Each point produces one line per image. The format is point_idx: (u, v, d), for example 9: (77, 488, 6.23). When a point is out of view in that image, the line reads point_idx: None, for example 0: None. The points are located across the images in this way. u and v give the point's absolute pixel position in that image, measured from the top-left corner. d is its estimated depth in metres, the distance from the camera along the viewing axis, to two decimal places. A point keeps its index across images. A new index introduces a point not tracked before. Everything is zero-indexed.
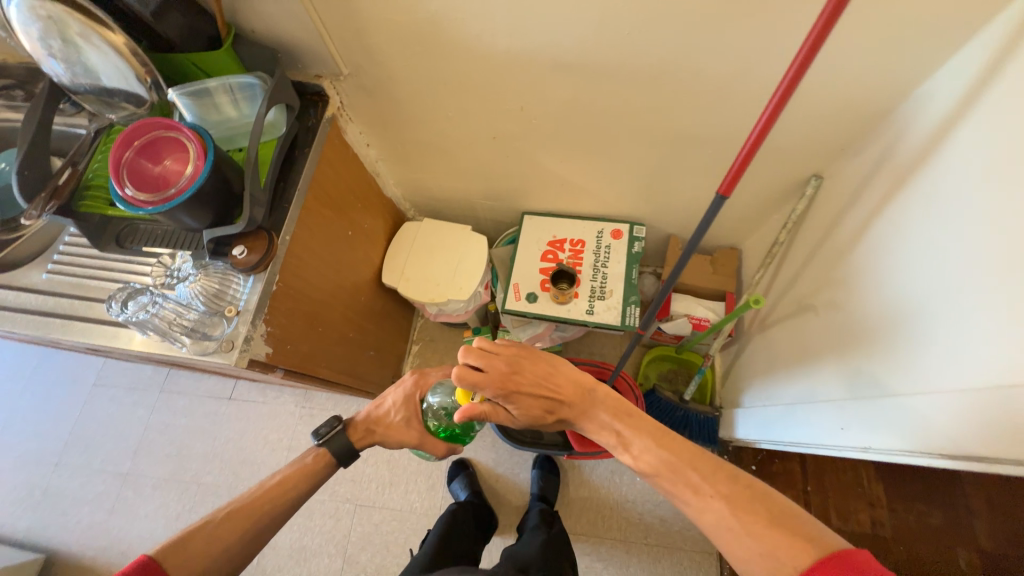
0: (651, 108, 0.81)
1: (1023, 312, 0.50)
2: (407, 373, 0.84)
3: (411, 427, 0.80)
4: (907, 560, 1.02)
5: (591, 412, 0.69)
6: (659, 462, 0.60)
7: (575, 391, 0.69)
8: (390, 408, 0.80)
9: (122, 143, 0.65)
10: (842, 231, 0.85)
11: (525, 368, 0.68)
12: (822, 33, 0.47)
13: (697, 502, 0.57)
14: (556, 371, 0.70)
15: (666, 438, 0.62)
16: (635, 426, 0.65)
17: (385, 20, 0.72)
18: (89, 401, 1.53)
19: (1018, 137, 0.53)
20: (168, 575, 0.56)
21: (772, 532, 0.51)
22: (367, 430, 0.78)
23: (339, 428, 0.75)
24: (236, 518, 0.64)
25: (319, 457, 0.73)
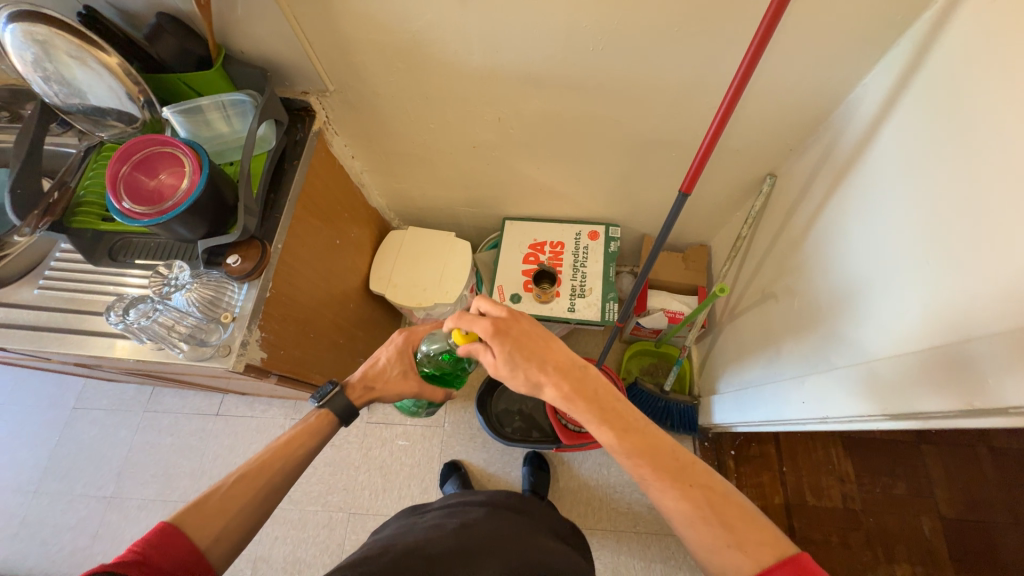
0: (618, 116, 0.89)
1: (942, 281, 0.57)
2: (395, 333, 0.87)
3: (408, 379, 0.85)
4: (875, 528, 1.17)
5: (578, 391, 0.61)
6: (642, 452, 0.56)
7: (563, 367, 0.63)
8: (385, 363, 0.84)
9: (121, 157, 0.68)
10: (795, 223, 0.93)
11: (520, 323, 0.65)
12: (761, 45, 0.55)
13: (672, 491, 0.54)
14: (549, 340, 0.65)
15: (652, 431, 0.59)
16: (619, 414, 0.59)
17: (369, 41, 0.78)
18: (70, 425, 1.50)
19: (930, 132, 0.61)
20: (188, 537, 0.56)
21: (741, 528, 0.50)
22: (366, 388, 0.81)
23: (338, 390, 0.79)
24: (249, 477, 0.64)
25: (323, 418, 0.76)
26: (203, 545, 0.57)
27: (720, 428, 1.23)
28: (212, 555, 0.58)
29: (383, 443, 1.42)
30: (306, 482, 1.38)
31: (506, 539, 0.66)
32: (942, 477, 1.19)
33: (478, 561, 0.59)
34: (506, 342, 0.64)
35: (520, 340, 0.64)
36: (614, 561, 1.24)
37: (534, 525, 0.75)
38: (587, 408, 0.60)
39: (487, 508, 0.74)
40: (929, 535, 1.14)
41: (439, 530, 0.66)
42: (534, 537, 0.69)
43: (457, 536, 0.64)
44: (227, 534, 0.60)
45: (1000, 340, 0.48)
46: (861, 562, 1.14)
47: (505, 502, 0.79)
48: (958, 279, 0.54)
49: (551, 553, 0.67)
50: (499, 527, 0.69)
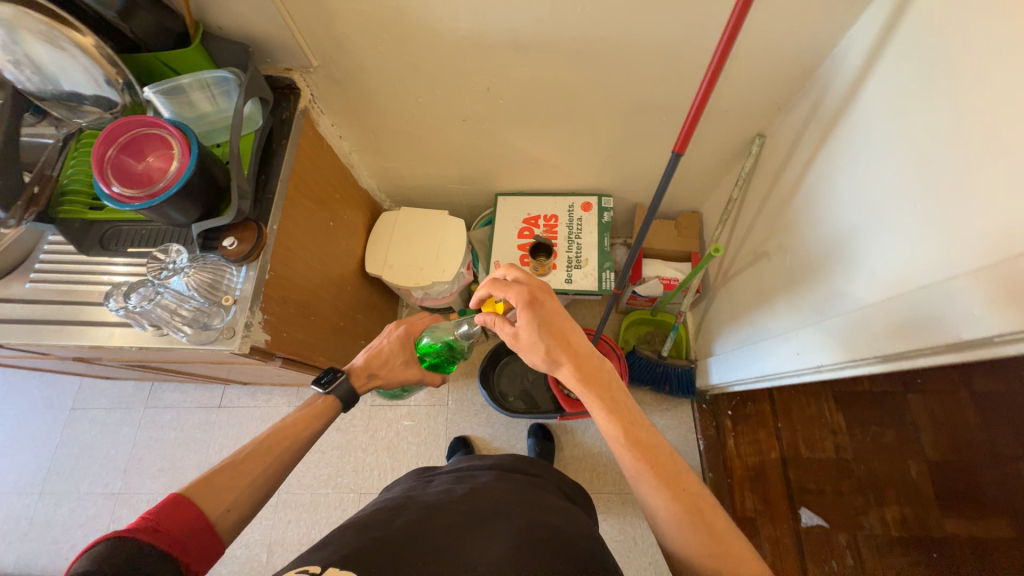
0: (607, 81, 0.88)
1: (926, 228, 0.59)
2: (395, 323, 0.91)
3: (410, 368, 0.88)
4: (866, 475, 1.22)
5: (591, 376, 0.64)
6: (643, 450, 0.58)
7: (580, 351, 0.65)
8: (388, 351, 0.86)
9: (105, 140, 0.66)
10: (784, 181, 0.95)
11: (551, 299, 0.67)
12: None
13: (663, 491, 0.56)
14: (573, 325, 0.66)
15: (653, 433, 0.61)
16: (626, 408, 0.62)
17: (352, 11, 0.76)
18: (70, 425, 1.49)
19: (915, 81, 0.62)
20: (199, 506, 0.57)
21: (724, 541, 0.52)
22: (369, 375, 0.83)
23: (343, 376, 0.79)
24: (256, 457, 0.65)
25: (324, 403, 0.77)
26: (215, 515, 0.58)
27: (716, 388, 1.27)
28: (223, 525, 0.59)
29: (388, 424, 1.44)
30: (315, 467, 1.40)
31: (513, 498, 0.68)
32: None
33: (487, 521, 0.61)
34: (537, 315, 0.65)
35: (550, 316, 0.65)
36: (621, 521, 1.29)
37: (540, 482, 0.77)
38: (596, 395, 0.63)
39: (495, 471, 0.77)
40: (916, 478, 1.16)
41: (448, 494, 0.69)
42: (540, 494, 0.72)
43: (465, 499, 0.67)
44: (238, 505, 0.61)
45: (971, 278, 0.51)
46: (853, 506, 1.21)
47: (512, 464, 0.81)
48: (943, 227, 0.57)
49: (557, 507, 0.69)
50: (505, 487, 0.71)
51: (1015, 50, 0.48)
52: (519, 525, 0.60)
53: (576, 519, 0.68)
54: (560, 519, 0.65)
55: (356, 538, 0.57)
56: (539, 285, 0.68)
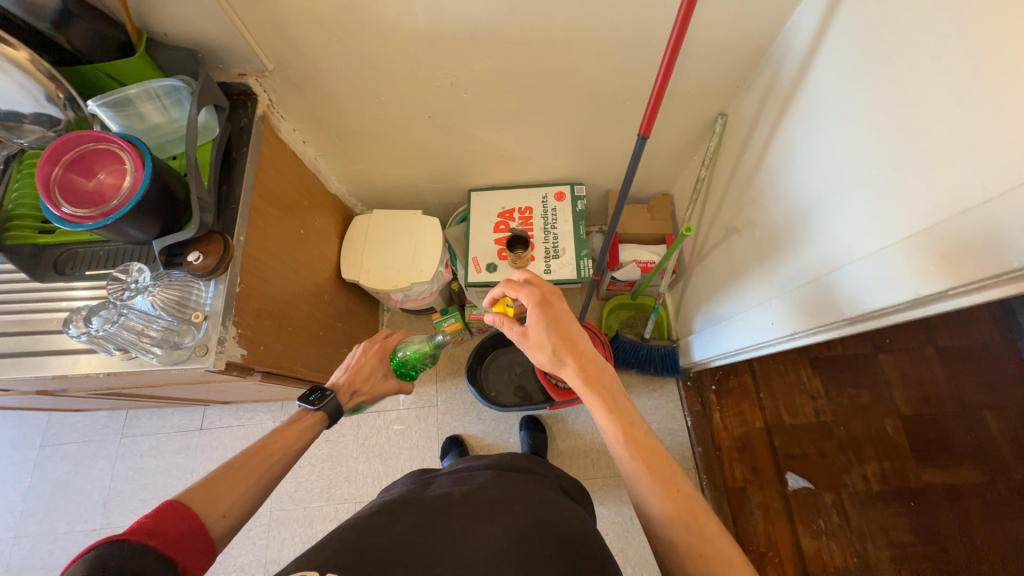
0: (569, 69, 0.89)
1: (882, 193, 0.62)
2: (370, 339, 0.93)
3: (388, 380, 0.92)
4: (846, 436, 1.27)
5: (593, 378, 0.65)
6: (641, 451, 0.59)
7: (584, 352, 0.66)
8: (363, 364, 0.87)
9: (49, 159, 0.63)
10: (748, 158, 0.97)
11: (561, 301, 0.70)
12: None
13: (658, 491, 0.57)
14: (580, 328, 0.69)
15: (651, 438, 0.61)
16: (627, 410, 0.62)
17: (304, 11, 0.74)
18: (41, 464, 1.42)
19: (862, 52, 0.65)
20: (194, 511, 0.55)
21: (717, 543, 0.52)
22: (353, 391, 0.84)
23: (331, 395, 0.78)
24: (255, 460, 0.64)
25: (313, 420, 0.75)
26: (211, 520, 0.56)
27: (699, 365, 1.30)
28: (219, 530, 0.57)
29: (378, 431, 1.42)
30: (306, 481, 1.37)
31: (512, 496, 0.67)
32: (898, 379, 1.31)
33: (485, 521, 0.61)
34: (547, 314, 0.68)
35: (559, 315, 0.68)
36: (618, 503, 1.31)
37: (539, 480, 0.77)
38: (596, 394, 0.64)
39: (493, 471, 0.76)
40: (892, 432, 1.26)
41: (446, 497, 0.68)
42: (539, 491, 0.72)
43: (462, 500, 0.66)
44: (233, 509, 0.59)
45: (918, 241, 0.55)
46: (836, 466, 1.25)
47: (510, 463, 0.81)
48: (897, 193, 0.59)
49: (558, 504, 0.69)
50: (503, 486, 0.71)
51: (953, 16, 0.51)
52: (518, 524, 0.60)
53: (576, 515, 0.68)
54: (560, 517, 0.65)
55: (351, 543, 0.57)
56: (551, 288, 0.71)
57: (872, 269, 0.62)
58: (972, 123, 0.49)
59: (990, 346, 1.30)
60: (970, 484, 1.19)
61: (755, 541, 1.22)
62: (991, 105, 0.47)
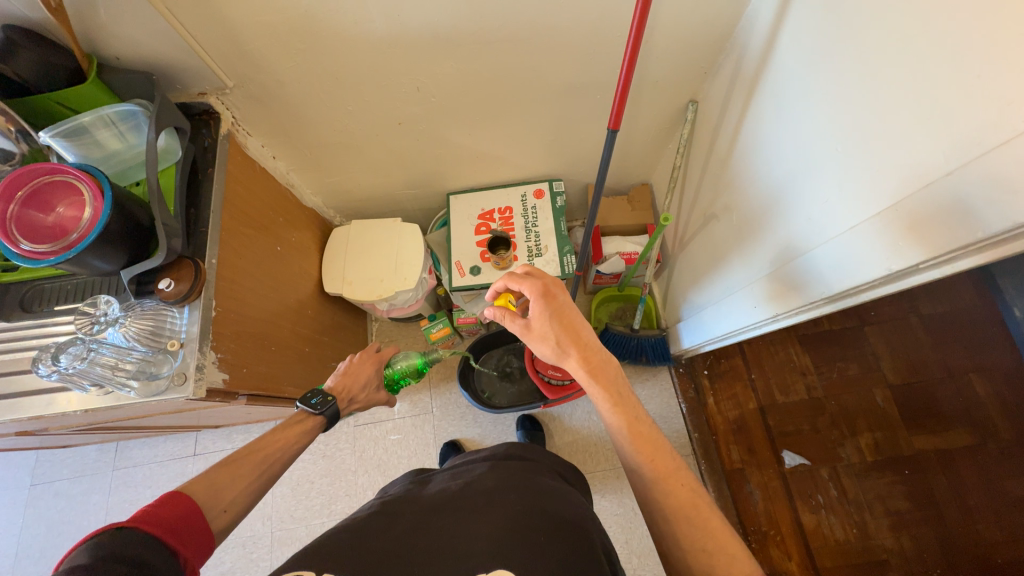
0: (535, 66, 0.88)
1: (851, 172, 0.62)
2: (370, 347, 0.92)
3: (379, 390, 0.92)
4: (838, 410, 1.29)
5: (598, 369, 0.64)
6: (645, 445, 0.59)
7: (588, 343, 0.65)
8: (355, 366, 0.86)
9: (3, 197, 0.61)
10: (721, 143, 0.97)
11: (564, 292, 0.70)
12: None
13: (661, 484, 0.57)
14: (583, 320, 0.68)
15: (656, 434, 0.61)
16: (631, 404, 0.62)
17: (258, 24, 0.72)
18: (33, 503, 1.40)
19: (822, 31, 0.65)
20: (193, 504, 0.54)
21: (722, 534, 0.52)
22: (349, 397, 0.82)
23: (330, 400, 0.76)
24: (258, 456, 0.64)
25: (314, 423, 0.74)
26: (212, 516, 0.55)
27: (690, 352, 1.30)
28: (220, 525, 0.56)
29: (375, 442, 1.41)
30: (306, 498, 1.36)
31: (507, 483, 0.67)
32: (885, 350, 1.32)
33: (481, 511, 0.61)
34: (550, 305, 0.67)
35: (561, 306, 0.68)
36: (619, 494, 1.31)
37: (536, 466, 0.76)
38: (600, 387, 0.63)
39: (489, 462, 0.76)
40: (883, 403, 1.28)
41: (443, 492, 0.67)
42: (538, 479, 0.71)
43: (458, 493, 0.66)
44: (235, 504, 0.58)
45: (889, 218, 0.55)
46: (830, 440, 1.27)
47: (507, 453, 0.80)
48: (864, 171, 0.60)
49: (556, 490, 0.68)
50: (500, 475, 0.70)
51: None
52: (514, 511, 0.60)
53: (572, 499, 0.68)
54: (558, 502, 0.64)
55: (349, 544, 0.56)
56: (552, 279, 0.71)
57: (851, 249, 0.62)
58: (933, 97, 0.49)
59: (972, 311, 1.32)
60: (962, 448, 1.21)
61: (757, 521, 1.23)
62: (949, 79, 0.47)
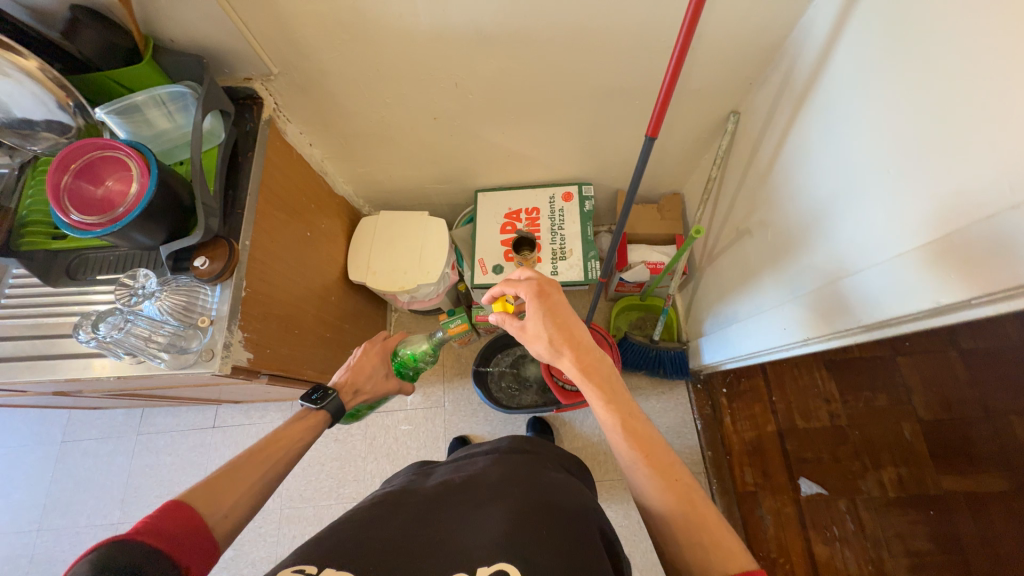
0: (575, 67, 0.87)
1: (899, 196, 0.59)
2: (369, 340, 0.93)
3: (389, 379, 0.92)
4: (862, 441, 1.24)
5: (592, 366, 0.63)
6: (637, 441, 0.58)
7: (582, 341, 0.65)
8: (363, 363, 0.87)
9: (58, 167, 0.64)
10: (761, 157, 0.94)
11: (558, 291, 0.70)
12: None
13: (657, 481, 0.55)
14: (577, 318, 0.68)
15: (650, 428, 0.59)
16: (624, 399, 0.61)
17: (306, 14, 0.74)
18: (63, 459, 1.47)
19: (880, 49, 0.62)
20: (196, 511, 0.54)
21: (716, 528, 0.51)
22: (354, 390, 0.83)
23: (332, 394, 0.78)
24: (258, 458, 0.64)
25: (316, 419, 0.75)
26: (213, 520, 0.55)
27: (710, 368, 1.28)
28: (221, 530, 0.56)
29: (386, 431, 1.43)
30: (316, 479, 1.39)
31: (511, 477, 0.66)
32: (917, 383, 1.26)
33: (483, 506, 0.60)
34: (543, 305, 0.67)
35: (554, 305, 0.67)
36: (625, 506, 1.29)
37: (541, 459, 0.76)
38: (594, 384, 0.62)
39: (493, 456, 0.76)
40: (910, 438, 1.22)
41: (445, 485, 0.68)
42: (541, 472, 0.70)
43: (461, 486, 0.66)
44: (235, 510, 0.58)
45: (939, 249, 0.52)
46: (851, 471, 1.22)
47: (511, 446, 0.80)
48: (910, 196, 0.58)
49: (558, 484, 0.67)
50: (503, 468, 0.70)
51: (970, 15, 0.49)
52: (516, 505, 0.59)
53: (575, 493, 0.67)
54: (560, 495, 0.64)
55: (349, 535, 0.57)
56: (547, 279, 0.71)
57: (891, 280, 0.60)
58: (987, 125, 0.47)
59: None
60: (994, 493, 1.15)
61: (767, 546, 1.20)
62: (1002, 99, 0.45)
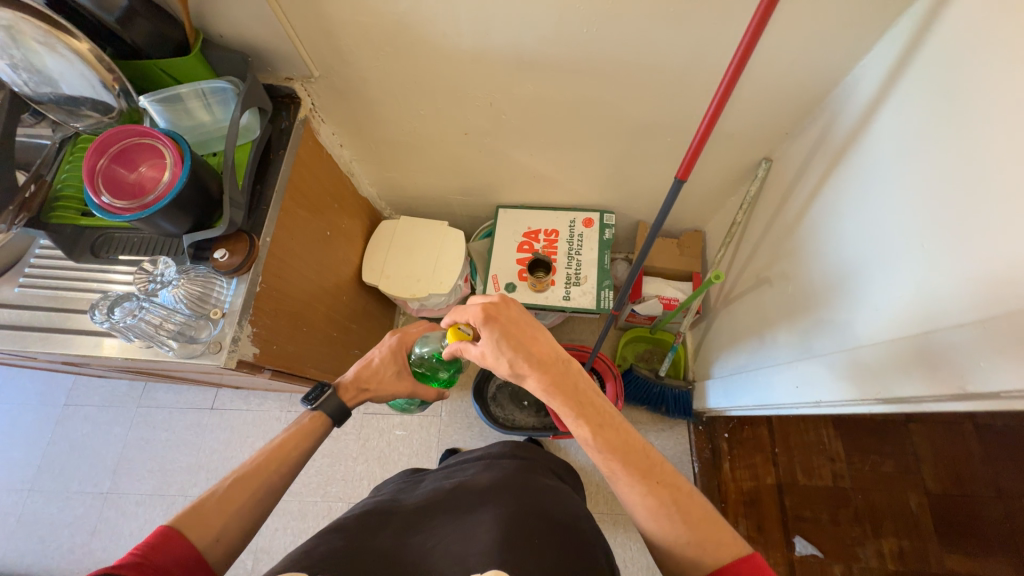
0: (611, 100, 0.87)
1: (931, 266, 0.58)
2: (389, 333, 0.87)
3: (402, 380, 0.85)
4: (863, 507, 1.19)
5: (559, 382, 0.62)
6: (614, 449, 0.59)
7: (545, 358, 0.62)
8: (379, 364, 0.83)
9: (97, 150, 0.65)
10: (790, 207, 0.93)
11: (511, 310, 0.64)
12: (764, 17, 0.51)
13: (638, 487, 0.57)
14: (536, 332, 0.64)
15: (626, 428, 0.61)
16: (597, 410, 0.61)
17: (354, 23, 0.75)
18: (62, 422, 1.49)
19: (926, 117, 0.61)
20: (188, 540, 0.56)
21: (701, 524, 0.54)
22: (358, 389, 0.80)
23: (329, 392, 0.77)
24: (245, 480, 0.64)
25: (315, 419, 0.74)
26: (203, 546, 0.57)
27: (714, 412, 1.26)
28: (213, 556, 0.58)
29: (380, 434, 1.42)
30: (304, 475, 1.38)
31: (501, 482, 0.65)
32: (928, 453, 1.22)
33: (472, 515, 0.59)
34: (494, 333, 0.62)
35: (508, 328, 0.63)
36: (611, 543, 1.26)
37: (534, 465, 0.75)
38: (563, 401, 0.61)
39: (484, 462, 0.75)
40: (917, 511, 1.17)
41: (435, 492, 0.68)
42: (531, 477, 0.69)
43: (451, 494, 0.66)
44: (227, 534, 0.60)
45: (986, 328, 0.50)
46: (849, 537, 1.18)
47: (502, 452, 0.79)
48: (942, 264, 0.56)
49: (549, 490, 0.66)
50: (496, 474, 0.69)
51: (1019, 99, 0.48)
52: (505, 511, 0.58)
53: (566, 500, 0.66)
54: (553, 503, 0.62)
55: (339, 546, 0.56)
56: (496, 299, 0.65)
57: (910, 354, 0.59)
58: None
59: None
60: None
61: None
62: None
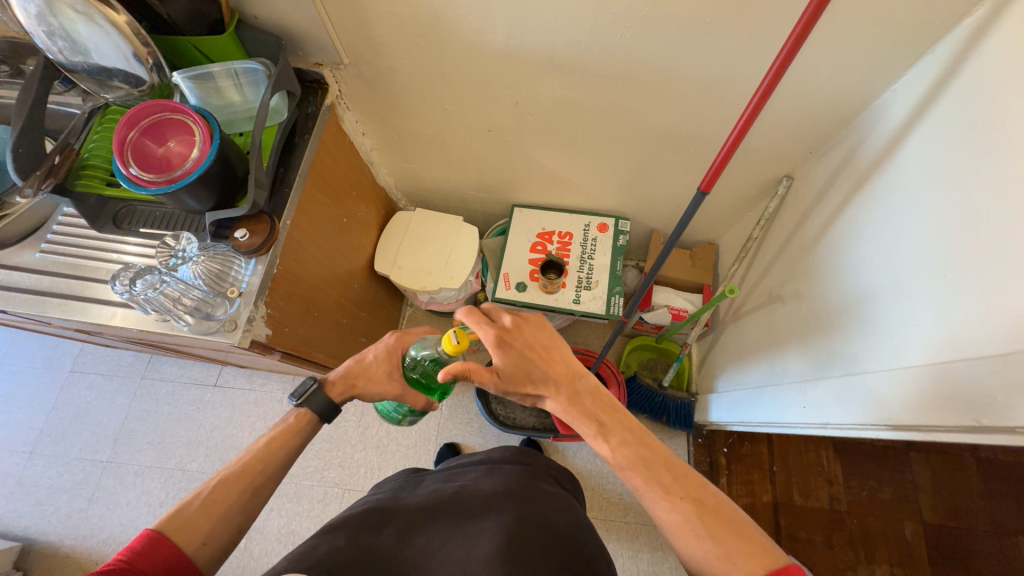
0: (636, 108, 0.87)
1: (948, 300, 0.58)
2: (389, 333, 0.86)
3: (392, 380, 0.82)
4: (857, 533, 1.18)
5: (578, 399, 0.66)
6: (635, 464, 0.60)
7: (562, 376, 0.67)
8: (372, 362, 0.82)
9: (128, 123, 0.66)
10: (809, 226, 0.92)
11: (523, 335, 0.67)
12: (812, 19, 0.50)
13: (664, 502, 0.57)
14: (553, 351, 0.68)
15: (650, 443, 0.62)
16: (616, 426, 0.63)
17: (389, 14, 0.75)
18: (66, 388, 1.50)
19: (956, 146, 0.60)
20: (174, 547, 0.57)
21: (730, 537, 0.52)
22: (346, 384, 0.80)
23: (315, 387, 0.76)
24: (234, 477, 0.65)
25: (304, 414, 0.75)
26: (190, 550, 0.59)
27: (715, 425, 1.26)
28: (199, 558, 0.59)
29: (380, 423, 1.43)
30: (303, 458, 1.39)
31: (504, 489, 0.66)
32: (928, 484, 1.19)
33: (474, 522, 0.60)
34: (512, 357, 0.65)
35: (527, 350, 0.66)
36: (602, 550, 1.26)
37: (534, 472, 0.75)
38: (582, 418, 0.64)
39: (486, 466, 0.75)
40: (911, 540, 1.15)
41: (437, 495, 0.68)
42: (532, 484, 0.69)
43: (453, 498, 0.66)
44: (214, 538, 0.61)
45: (1008, 361, 0.49)
46: (843, 561, 1.16)
47: (503, 456, 0.79)
48: (963, 292, 0.56)
49: (551, 499, 0.66)
50: (498, 480, 0.69)
51: None
52: (508, 521, 0.58)
53: (568, 510, 0.66)
54: (554, 513, 0.63)
55: (341, 546, 0.56)
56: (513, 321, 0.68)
57: (928, 385, 0.58)
58: None
59: None
60: None
61: None
62: None
